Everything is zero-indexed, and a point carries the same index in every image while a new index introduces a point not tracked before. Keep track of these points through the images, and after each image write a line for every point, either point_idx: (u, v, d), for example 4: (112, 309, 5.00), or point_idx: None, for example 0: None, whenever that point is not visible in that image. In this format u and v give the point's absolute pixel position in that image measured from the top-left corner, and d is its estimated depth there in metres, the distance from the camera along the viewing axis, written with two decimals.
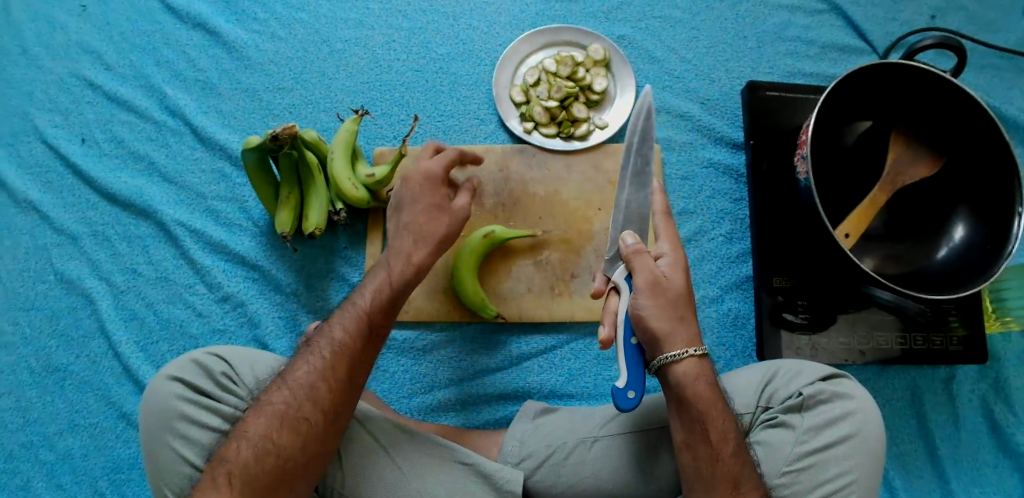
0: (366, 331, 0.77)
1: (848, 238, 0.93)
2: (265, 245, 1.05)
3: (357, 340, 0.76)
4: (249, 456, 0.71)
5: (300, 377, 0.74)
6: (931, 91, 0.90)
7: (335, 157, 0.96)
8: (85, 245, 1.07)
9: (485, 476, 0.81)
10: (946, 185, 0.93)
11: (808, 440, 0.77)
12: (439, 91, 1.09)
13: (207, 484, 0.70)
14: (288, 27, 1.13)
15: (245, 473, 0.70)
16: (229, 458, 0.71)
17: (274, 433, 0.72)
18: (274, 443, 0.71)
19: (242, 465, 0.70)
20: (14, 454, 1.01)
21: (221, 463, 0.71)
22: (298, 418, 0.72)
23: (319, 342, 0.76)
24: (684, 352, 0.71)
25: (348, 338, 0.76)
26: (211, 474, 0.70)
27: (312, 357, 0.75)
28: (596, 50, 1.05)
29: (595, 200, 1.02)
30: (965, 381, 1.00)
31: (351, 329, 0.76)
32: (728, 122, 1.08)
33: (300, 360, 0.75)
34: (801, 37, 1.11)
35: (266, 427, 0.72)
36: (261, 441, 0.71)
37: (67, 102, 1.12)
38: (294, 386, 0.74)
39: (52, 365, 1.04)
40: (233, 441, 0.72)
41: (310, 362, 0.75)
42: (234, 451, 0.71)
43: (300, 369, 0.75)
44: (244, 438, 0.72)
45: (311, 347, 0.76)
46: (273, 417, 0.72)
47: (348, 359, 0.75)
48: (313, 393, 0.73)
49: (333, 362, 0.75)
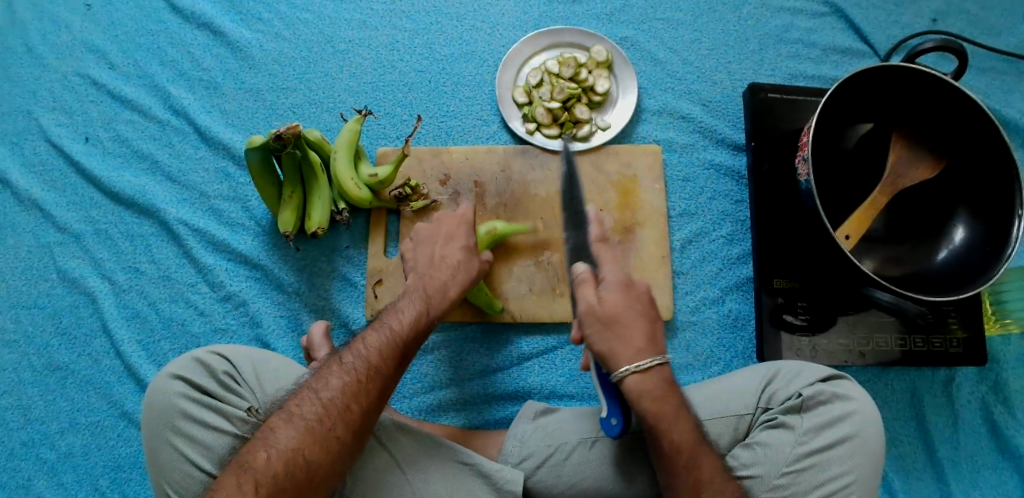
0: (399, 352, 0.80)
1: (848, 240, 0.92)
2: (267, 244, 1.05)
3: (390, 361, 0.78)
4: (278, 467, 0.70)
5: (332, 392, 0.75)
6: (933, 93, 0.91)
7: (338, 157, 0.96)
8: (88, 243, 1.08)
9: (486, 476, 0.81)
10: (946, 187, 0.94)
11: (807, 441, 0.77)
12: (441, 92, 1.10)
13: (230, 491, 0.68)
14: (291, 27, 1.13)
15: (273, 484, 0.69)
16: (255, 467, 0.70)
17: (305, 447, 0.72)
18: (304, 458, 0.71)
19: (271, 476, 0.70)
20: (16, 451, 1.02)
21: (248, 472, 0.69)
22: (328, 434, 0.73)
23: (352, 358, 0.77)
24: (628, 368, 0.71)
25: (382, 358, 0.78)
26: (237, 482, 0.69)
27: (345, 373, 0.76)
28: (599, 51, 1.06)
29: (597, 201, 1.02)
30: (965, 383, 1.01)
31: (385, 348, 0.79)
32: (729, 123, 1.08)
33: (333, 376, 0.76)
34: (803, 40, 1.11)
35: (297, 441, 0.72)
36: (290, 454, 0.71)
37: (70, 101, 1.13)
38: (327, 401, 0.74)
39: (54, 363, 1.05)
40: (261, 451, 0.71)
41: (343, 379, 0.76)
42: (262, 460, 0.70)
43: (332, 385, 0.76)
44: (273, 449, 0.71)
45: (344, 362, 0.77)
46: (304, 431, 0.72)
47: (381, 378, 0.77)
48: (345, 409, 0.74)
49: (366, 380, 0.76)
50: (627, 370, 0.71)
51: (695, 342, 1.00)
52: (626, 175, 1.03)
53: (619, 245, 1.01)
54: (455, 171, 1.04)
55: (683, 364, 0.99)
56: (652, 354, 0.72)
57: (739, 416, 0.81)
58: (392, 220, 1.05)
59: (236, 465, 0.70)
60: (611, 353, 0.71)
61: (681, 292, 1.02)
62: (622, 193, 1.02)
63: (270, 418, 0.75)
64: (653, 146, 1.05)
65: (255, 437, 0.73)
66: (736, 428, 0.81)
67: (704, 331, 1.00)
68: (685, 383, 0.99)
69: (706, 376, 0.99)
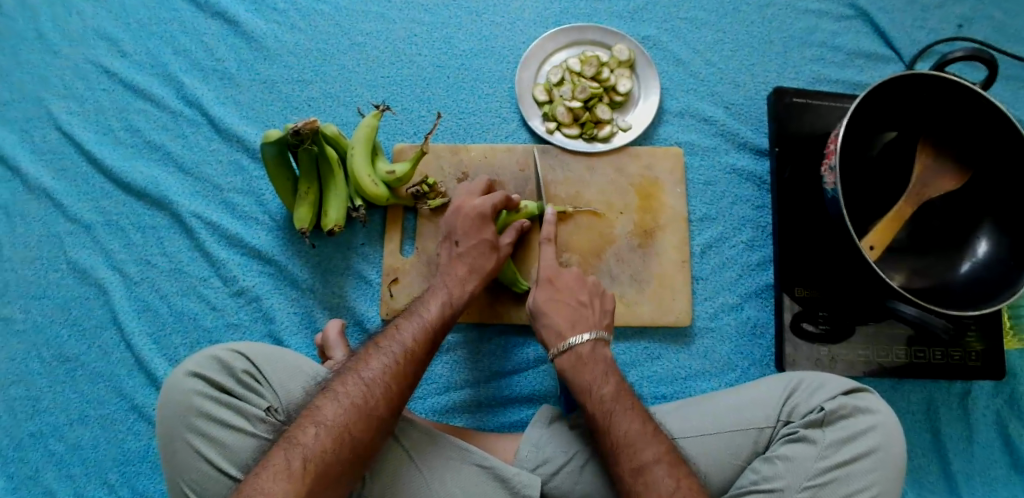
0: (431, 339, 0.81)
1: (872, 251, 0.93)
2: (281, 239, 1.04)
3: (424, 347, 0.80)
4: (328, 444, 0.69)
5: (374, 372, 0.75)
6: (961, 101, 0.89)
7: (355, 153, 0.95)
8: (99, 234, 1.06)
9: (504, 481, 0.80)
10: (970, 198, 0.93)
11: (829, 456, 0.76)
12: (461, 87, 1.08)
13: (279, 467, 0.66)
14: (308, 18, 1.11)
15: (321, 460, 0.68)
16: (304, 443, 0.68)
17: (350, 424, 0.70)
18: (350, 435, 0.70)
19: (319, 452, 0.68)
20: (24, 442, 1.01)
21: (296, 447, 0.68)
22: (371, 412, 0.72)
23: (389, 343, 0.78)
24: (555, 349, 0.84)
25: (417, 342, 0.79)
26: (285, 458, 0.67)
27: (384, 355, 0.76)
28: (621, 50, 1.05)
29: (617, 203, 1.01)
30: (981, 395, 1.00)
31: (419, 334, 0.80)
32: (752, 127, 1.06)
33: (372, 357, 0.76)
34: (827, 43, 1.10)
35: (343, 418, 0.71)
36: (337, 431, 0.70)
37: (82, 89, 1.11)
38: (369, 381, 0.74)
39: (64, 354, 1.03)
40: (309, 426, 0.70)
41: (383, 360, 0.76)
42: (310, 436, 0.69)
43: (373, 366, 0.75)
44: (321, 425, 0.70)
45: (381, 346, 0.78)
46: (350, 408, 0.71)
47: (417, 360, 0.78)
48: (386, 390, 0.74)
49: (404, 361, 0.77)
50: (555, 349, 0.85)
51: (712, 350, 0.99)
52: (647, 177, 1.02)
53: (639, 250, 1.00)
54: (473, 169, 1.02)
55: (700, 370, 0.98)
56: (581, 332, 0.85)
57: (759, 428, 0.80)
58: (409, 218, 1.03)
59: (283, 442, 0.68)
60: (549, 337, 0.86)
61: (700, 297, 1.00)
62: (642, 196, 1.01)
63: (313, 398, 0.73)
64: (675, 149, 1.03)
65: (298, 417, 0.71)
66: (756, 441, 0.80)
67: (722, 337, 0.99)
68: (702, 390, 0.97)
69: (723, 384, 0.98)
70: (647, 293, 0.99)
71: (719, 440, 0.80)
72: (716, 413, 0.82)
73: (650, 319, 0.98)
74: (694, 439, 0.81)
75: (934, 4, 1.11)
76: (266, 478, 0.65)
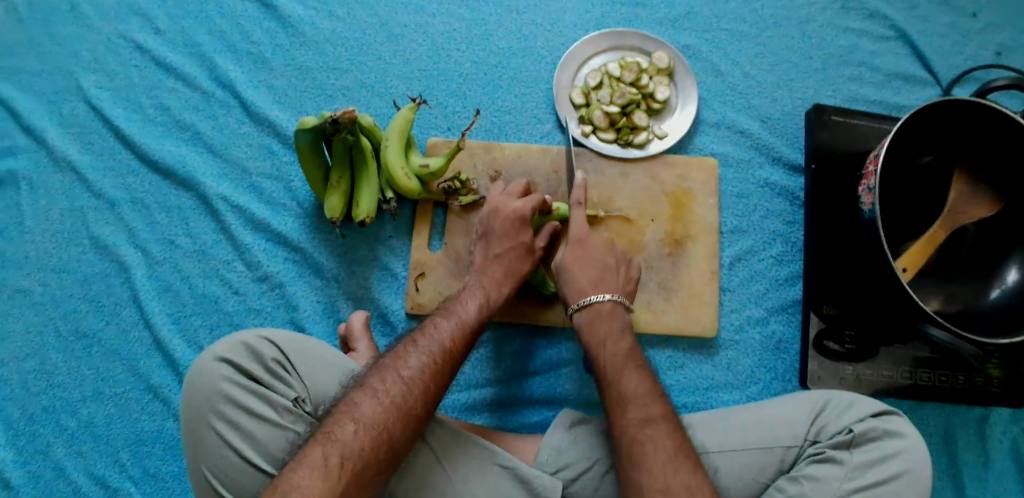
0: (468, 339, 0.81)
1: (905, 273, 0.94)
2: (308, 227, 1.03)
3: (461, 347, 0.79)
4: (366, 442, 0.68)
5: (413, 370, 0.74)
6: (1002, 130, 0.90)
7: (389, 145, 0.94)
8: (123, 211, 1.05)
9: (525, 482, 0.80)
10: (1003, 227, 0.93)
11: (856, 478, 0.75)
12: (497, 85, 1.07)
13: (316, 464, 0.65)
14: (346, 6, 1.11)
15: (358, 458, 0.67)
16: (342, 440, 0.68)
17: (388, 423, 0.70)
18: (388, 434, 0.70)
19: (357, 450, 0.67)
20: (35, 416, 1.00)
21: (335, 444, 0.67)
22: (410, 410, 0.72)
23: (428, 341, 0.78)
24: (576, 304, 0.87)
25: (455, 342, 0.79)
26: (323, 455, 0.66)
27: (423, 353, 0.76)
28: (660, 58, 1.04)
29: (649, 210, 1.00)
30: (999, 423, 1.00)
31: (458, 334, 0.80)
32: (787, 142, 1.06)
33: (411, 354, 0.76)
34: (865, 63, 1.10)
35: (382, 416, 0.70)
36: (376, 429, 0.69)
37: (114, 64, 1.10)
38: (409, 379, 0.73)
39: (81, 329, 1.02)
40: (347, 423, 0.69)
41: (422, 358, 0.75)
42: (349, 434, 0.68)
43: (411, 364, 0.75)
44: (360, 423, 0.69)
45: (420, 344, 0.77)
46: (389, 406, 0.71)
47: (454, 360, 0.78)
48: (425, 388, 0.74)
49: (442, 361, 0.76)
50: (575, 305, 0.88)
51: (736, 362, 0.98)
52: (680, 186, 1.01)
53: (668, 258, 0.99)
54: (506, 168, 1.02)
55: (723, 383, 0.98)
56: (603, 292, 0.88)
57: (786, 447, 0.80)
58: (439, 213, 1.03)
59: (320, 437, 0.68)
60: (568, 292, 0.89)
61: (726, 310, 1.00)
62: (675, 204, 1.00)
63: (349, 392, 0.73)
64: (709, 159, 1.03)
65: (335, 411, 0.71)
66: (783, 460, 0.80)
67: (747, 351, 0.99)
68: (724, 402, 0.97)
69: (745, 398, 0.97)
70: (674, 303, 0.98)
71: (745, 458, 0.80)
72: (743, 429, 0.81)
73: (676, 329, 0.98)
74: (719, 455, 0.80)
75: (973, 29, 1.11)
76: (303, 474, 0.64)
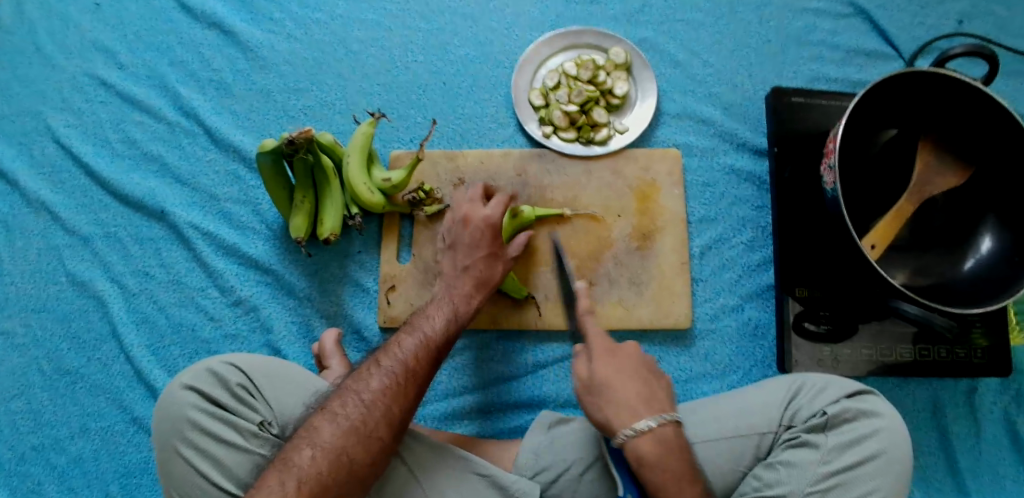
0: (433, 356, 0.80)
1: (873, 249, 0.90)
2: (278, 248, 1.04)
3: (425, 364, 0.78)
4: (324, 466, 0.68)
5: (374, 393, 0.74)
6: (954, 97, 0.89)
7: (350, 161, 0.94)
8: (98, 247, 1.06)
9: (502, 488, 0.81)
10: (972, 195, 0.93)
11: (832, 461, 0.74)
12: (456, 93, 1.08)
13: (273, 489, 0.66)
14: (303, 27, 1.11)
15: (316, 482, 0.67)
16: (300, 465, 0.68)
17: (348, 446, 0.70)
18: (348, 457, 0.70)
19: (314, 474, 0.68)
20: (26, 456, 1.01)
21: (291, 469, 0.67)
22: (370, 432, 0.71)
23: (390, 361, 0.77)
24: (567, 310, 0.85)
25: (419, 360, 0.78)
26: (279, 480, 0.66)
27: (385, 374, 0.76)
28: (617, 53, 1.04)
29: (615, 206, 1.00)
30: (988, 393, 0.98)
31: (421, 352, 0.79)
32: (751, 127, 1.05)
33: (373, 376, 0.75)
34: (826, 41, 1.09)
35: (341, 439, 0.70)
36: (335, 453, 0.69)
37: (81, 102, 1.12)
38: (369, 402, 0.73)
39: (65, 367, 1.03)
40: (305, 448, 0.69)
41: (383, 380, 0.75)
42: (306, 458, 0.68)
43: (373, 386, 0.74)
44: (319, 447, 0.69)
45: (382, 364, 0.77)
46: (349, 430, 0.71)
47: (419, 379, 0.77)
48: (386, 410, 0.73)
49: (406, 381, 0.76)
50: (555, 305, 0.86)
51: (713, 352, 0.97)
52: (645, 179, 1.01)
53: (637, 252, 0.99)
54: (470, 175, 1.02)
55: (702, 373, 0.97)
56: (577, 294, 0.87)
57: (761, 434, 0.79)
58: (405, 225, 1.03)
59: (277, 463, 0.68)
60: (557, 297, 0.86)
61: (700, 299, 0.99)
62: (640, 198, 1.00)
63: (312, 416, 0.73)
64: (673, 150, 1.02)
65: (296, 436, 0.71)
66: (758, 446, 0.79)
67: (724, 339, 0.98)
68: (703, 393, 0.96)
69: (726, 386, 0.96)
70: (646, 296, 0.98)
71: (720, 447, 0.80)
72: (716, 419, 0.81)
73: (651, 322, 0.97)
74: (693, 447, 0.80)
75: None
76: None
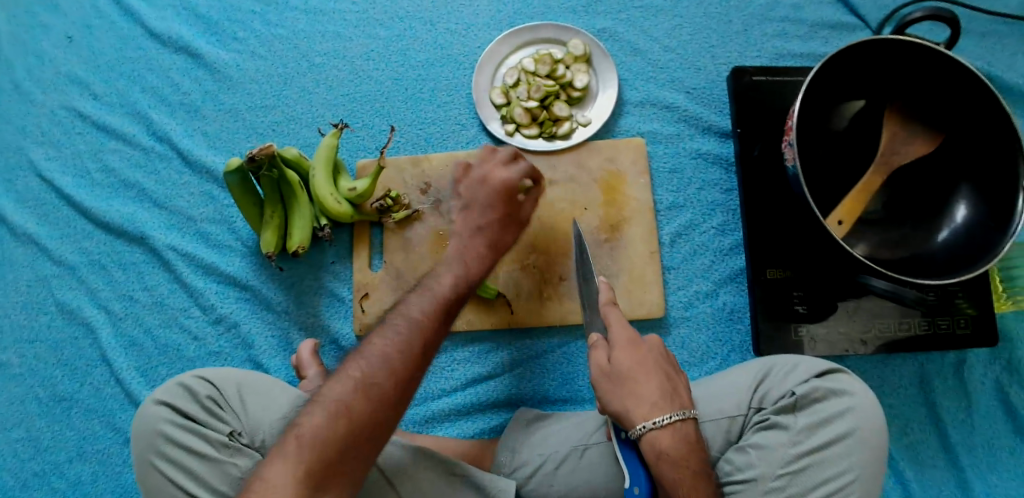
0: (441, 310, 0.76)
1: (841, 225, 0.91)
2: (255, 264, 1.05)
3: (433, 318, 0.75)
4: (324, 419, 0.67)
5: (376, 346, 0.72)
6: (918, 61, 0.87)
7: (315, 174, 0.95)
8: (83, 274, 1.09)
9: (478, 487, 0.82)
10: (943, 163, 0.90)
11: (801, 442, 0.74)
12: (419, 99, 1.08)
13: (279, 447, 0.67)
14: (267, 44, 1.13)
15: (318, 433, 0.67)
16: (304, 422, 0.68)
17: (349, 398, 0.68)
18: (349, 408, 0.68)
19: (315, 427, 0.67)
20: (28, 481, 1.04)
21: (296, 426, 0.68)
22: (371, 383, 0.69)
23: (394, 317, 0.75)
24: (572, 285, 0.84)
25: (426, 315, 0.75)
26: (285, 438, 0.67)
27: (387, 329, 0.73)
28: (576, 45, 1.03)
29: (581, 200, 1.00)
30: (977, 364, 0.96)
31: (428, 307, 0.76)
32: (716, 110, 1.04)
33: (376, 334, 0.73)
34: (789, 17, 1.07)
35: (343, 392, 0.69)
36: (335, 406, 0.68)
37: (59, 135, 1.15)
38: (370, 354, 0.71)
39: (59, 393, 1.06)
40: (310, 406, 0.69)
41: (385, 334, 0.73)
42: (309, 414, 0.68)
43: (375, 341, 0.72)
44: (320, 403, 0.69)
45: (387, 321, 0.75)
46: (350, 383, 0.69)
47: (427, 332, 0.74)
48: (387, 361, 0.71)
49: (409, 333, 0.73)
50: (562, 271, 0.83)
51: (689, 339, 0.97)
52: (610, 170, 1.00)
53: (606, 244, 0.98)
54: (436, 180, 1.03)
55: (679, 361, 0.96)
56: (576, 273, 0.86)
57: (730, 418, 0.79)
58: (376, 233, 1.04)
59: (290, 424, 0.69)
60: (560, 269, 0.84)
61: (673, 287, 0.98)
62: (607, 189, 1.00)
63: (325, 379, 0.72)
64: (637, 139, 1.02)
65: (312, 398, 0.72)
66: (729, 431, 0.79)
67: (699, 325, 0.97)
68: None
69: (703, 373, 0.96)
70: (618, 288, 0.97)
71: None
72: None
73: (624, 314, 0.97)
74: None
75: None
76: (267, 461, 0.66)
